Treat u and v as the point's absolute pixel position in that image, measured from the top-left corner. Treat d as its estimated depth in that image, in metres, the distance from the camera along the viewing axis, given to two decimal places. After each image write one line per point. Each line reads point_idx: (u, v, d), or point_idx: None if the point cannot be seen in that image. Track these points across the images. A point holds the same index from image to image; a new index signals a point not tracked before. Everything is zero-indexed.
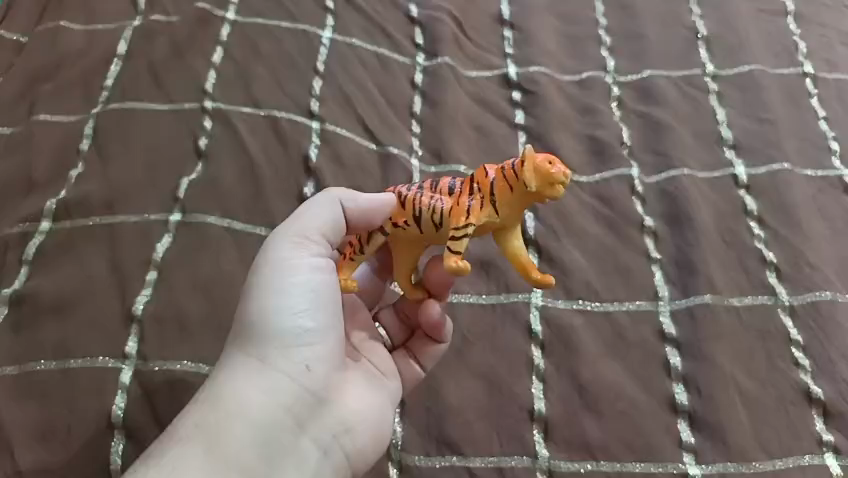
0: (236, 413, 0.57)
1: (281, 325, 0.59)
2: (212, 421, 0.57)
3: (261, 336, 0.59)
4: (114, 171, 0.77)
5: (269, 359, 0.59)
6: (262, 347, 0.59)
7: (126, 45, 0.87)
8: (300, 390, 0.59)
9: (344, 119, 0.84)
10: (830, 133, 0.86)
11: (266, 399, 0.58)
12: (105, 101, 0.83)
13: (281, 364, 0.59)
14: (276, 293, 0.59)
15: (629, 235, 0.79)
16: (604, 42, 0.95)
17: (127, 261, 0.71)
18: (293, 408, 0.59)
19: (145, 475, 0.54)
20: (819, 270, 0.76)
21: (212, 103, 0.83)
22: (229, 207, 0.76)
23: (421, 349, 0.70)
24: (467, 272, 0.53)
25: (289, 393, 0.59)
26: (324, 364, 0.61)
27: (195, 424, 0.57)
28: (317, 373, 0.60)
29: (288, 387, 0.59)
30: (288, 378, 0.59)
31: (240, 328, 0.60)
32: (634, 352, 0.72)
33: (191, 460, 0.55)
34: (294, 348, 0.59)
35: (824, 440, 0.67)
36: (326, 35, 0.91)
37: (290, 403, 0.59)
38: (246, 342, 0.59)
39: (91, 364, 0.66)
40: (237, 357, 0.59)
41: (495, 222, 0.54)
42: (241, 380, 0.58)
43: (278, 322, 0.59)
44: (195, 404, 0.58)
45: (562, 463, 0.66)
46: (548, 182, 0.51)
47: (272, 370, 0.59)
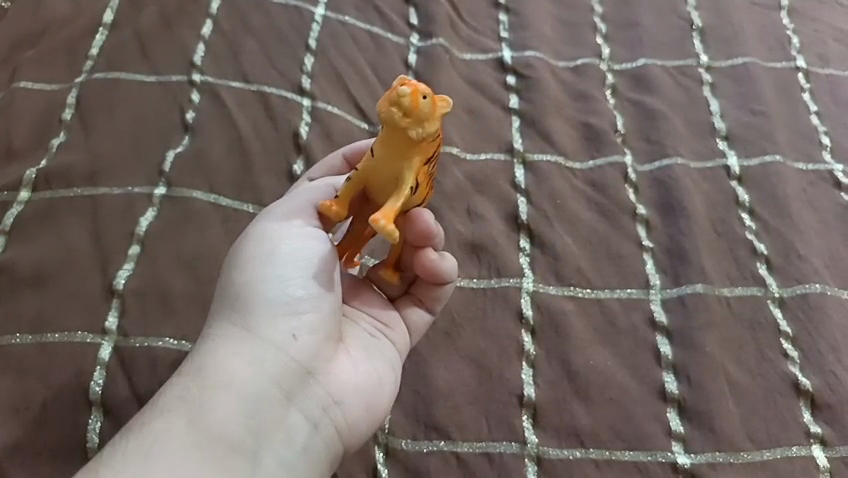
0: (223, 383, 0.56)
1: (269, 294, 0.59)
2: (197, 392, 0.55)
3: (249, 305, 0.58)
4: (98, 142, 0.75)
5: (257, 327, 0.58)
6: (250, 316, 0.58)
7: (113, 14, 0.85)
8: (291, 361, 0.58)
9: (335, 96, 0.83)
10: (821, 128, 0.86)
11: (254, 371, 0.57)
12: (90, 71, 0.80)
13: (269, 332, 0.58)
14: (263, 263, 0.59)
15: (622, 222, 0.78)
16: (599, 29, 0.95)
17: (110, 234, 0.69)
18: (283, 380, 0.57)
19: (126, 447, 0.52)
20: (809, 262, 0.76)
21: (200, 76, 0.81)
22: (216, 181, 0.74)
23: (429, 295, 0.67)
24: (330, 211, 0.56)
25: (277, 364, 0.57)
26: (314, 332, 0.59)
27: (178, 396, 0.55)
28: (305, 344, 0.59)
29: (279, 357, 0.58)
30: (277, 347, 0.58)
31: (228, 300, 0.59)
32: (625, 340, 0.71)
33: (174, 431, 0.53)
34: (282, 317, 0.59)
35: (812, 432, 0.67)
36: (319, 12, 0.89)
37: (278, 374, 0.57)
38: (233, 312, 0.59)
39: (69, 339, 0.63)
40: (225, 328, 0.58)
41: (372, 164, 0.54)
42: (228, 352, 0.57)
43: (265, 290, 0.59)
44: (178, 378, 0.57)
45: (551, 450, 0.65)
46: (389, 104, 0.50)
47: (261, 339, 0.58)
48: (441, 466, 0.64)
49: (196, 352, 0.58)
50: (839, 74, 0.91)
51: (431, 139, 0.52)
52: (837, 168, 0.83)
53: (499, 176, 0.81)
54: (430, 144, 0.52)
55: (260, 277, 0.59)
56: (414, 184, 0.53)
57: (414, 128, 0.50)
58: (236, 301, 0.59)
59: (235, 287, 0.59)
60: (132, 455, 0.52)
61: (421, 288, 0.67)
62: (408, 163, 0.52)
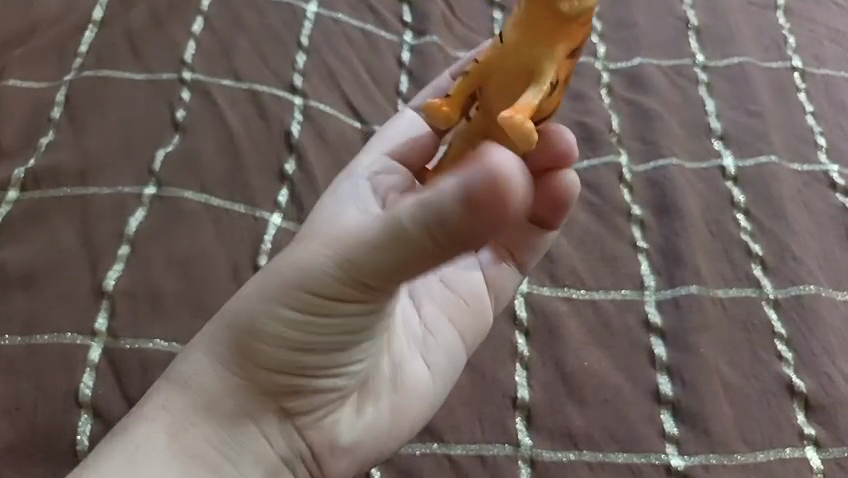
0: (207, 409, 0.53)
1: (266, 337, 0.52)
2: (182, 408, 0.53)
3: (247, 338, 0.52)
4: (87, 140, 0.74)
5: (252, 373, 0.53)
6: (244, 351, 0.53)
7: (103, 11, 0.84)
8: (279, 410, 0.55)
9: (329, 95, 0.82)
10: (816, 128, 0.86)
11: (240, 407, 0.54)
12: (80, 68, 0.79)
13: (263, 381, 0.53)
14: (278, 312, 0.52)
15: (616, 223, 0.78)
16: (594, 28, 0.94)
17: (99, 233, 0.68)
18: (266, 426, 0.54)
19: (112, 450, 0.52)
20: (804, 264, 0.75)
21: (191, 74, 0.80)
22: (207, 180, 0.73)
23: (526, 244, 0.69)
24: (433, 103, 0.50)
25: (262, 405, 0.54)
26: (317, 391, 0.55)
27: (162, 405, 0.53)
28: (296, 396, 0.55)
29: (268, 404, 0.54)
30: (266, 397, 0.54)
31: (234, 324, 0.53)
32: (619, 341, 0.71)
33: (153, 443, 0.52)
34: (276, 363, 0.53)
35: (805, 433, 0.67)
36: (312, 9, 0.88)
37: (260, 415, 0.54)
38: (231, 334, 0.53)
39: (58, 341, 0.62)
40: (219, 351, 0.54)
41: (502, 54, 0.48)
42: (218, 378, 0.53)
43: (283, 331, 0.52)
44: (167, 383, 0.54)
45: (545, 452, 0.65)
46: None
47: (253, 384, 0.54)
48: (434, 468, 0.63)
49: (186, 358, 0.55)
50: (835, 74, 0.91)
51: (580, 22, 0.46)
52: (832, 169, 0.83)
53: None
54: (577, 27, 0.47)
55: (275, 320, 0.52)
56: (554, 80, 0.46)
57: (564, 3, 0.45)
58: (241, 333, 0.53)
59: (246, 318, 0.52)
60: (111, 461, 0.51)
61: (517, 240, 0.68)
62: (551, 51, 0.46)
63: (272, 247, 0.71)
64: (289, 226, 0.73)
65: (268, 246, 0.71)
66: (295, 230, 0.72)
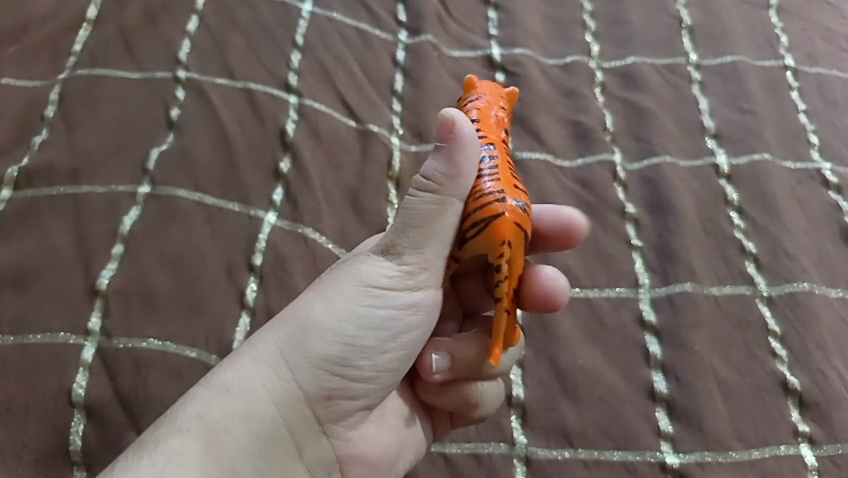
0: (246, 416, 0.54)
1: (330, 349, 0.55)
2: (218, 419, 0.53)
3: (306, 350, 0.55)
4: (80, 139, 0.73)
5: (301, 378, 0.55)
6: (298, 363, 0.55)
7: (97, 9, 0.84)
8: (314, 420, 0.57)
9: (323, 94, 0.82)
10: (809, 126, 0.86)
11: (279, 413, 0.55)
12: (73, 67, 0.79)
13: (310, 387, 0.55)
14: (347, 307, 0.56)
15: (610, 220, 0.78)
16: (588, 27, 0.94)
17: (93, 233, 0.68)
18: (300, 432, 0.56)
19: (136, 465, 0.50)
20: (797, 261, 0.76)
21: (185, 73, 0.80)
22: (201, 180, 0.73)
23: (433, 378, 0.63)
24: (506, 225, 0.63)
25: (302, 420, 0.56)
26: (353, 402, 0.58)
27: (197, 415, 0.53)
28: (337, 409, 0.57)
29: (309, 412, 0.56)
30: (308, 405, 0.56)
31: (293, 326, 0.56)
32: (613, 339, 0.71)
33: (186, 456, 0.51)
34: (333, 378, 0.56)
35: (800, 430, 0.67)
36: (306, 8, 0.88)
37: (296, 428, 0.56)
38: (285, 345, 0.55)
39: (51, 340, 0.62)
40: (269, 354, 0.55)
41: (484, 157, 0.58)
42: (263, 383, 0.54)
43: (350, 325, 0.56)
44: (202, 390, 0.54)
45: (540, 450, 0.65)
46: None
47: (299, 391, 0.55)
48: (428, 468, 0.64)
49: (227, 366, 0.55)
50: (827, 73, 0.91)
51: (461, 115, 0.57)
52: (825, 167, 0.83)
53: None
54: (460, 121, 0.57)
55: (341, 319, 0.56)
56: None
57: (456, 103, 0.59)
58: (301, 334, 0.55)
59: (308, 319, 0.56)
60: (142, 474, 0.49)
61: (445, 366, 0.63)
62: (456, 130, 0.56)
63: (267, 245, 0.71)
64: (285, 225, 0.72)
65: (263, 245, 0.71)
66: (290, 228, 0.72)
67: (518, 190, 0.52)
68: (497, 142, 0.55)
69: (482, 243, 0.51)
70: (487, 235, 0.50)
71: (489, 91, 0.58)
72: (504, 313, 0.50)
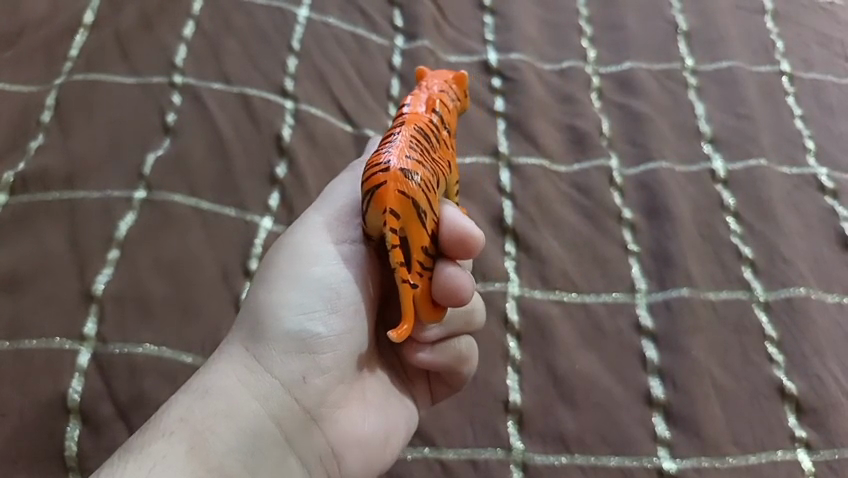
0: (227, 412, 0.56)
1: (290, 326, 0.58)
2: (201, 419, 0.55)
3: (264, 330, 0.58)
4: (76, 143, 0.73)
5: (266, 358, 0.58)
6: (261, 344, 0.58)
7: (93, 14, 0.84)
8: (294, 402, 0.57)
9: (320, 99, 0.82)
10: (805, 132, 0.86)
11: (260, 404, 0.57)
12: (69, 72, 0.79)
13: (279, 367, 0.58)
14: (293, 285, 0.60)
15: (607, 225, 0.78)
16: (585, 32, 0.94)
17: (89, 237, 0.68)
18: (286, 423, 0.57)
19: (123, 470, 0.52)
20: (794, 266, 0.76)
21: (181, 78, 0.80)
22: (196, 185, 0.73)
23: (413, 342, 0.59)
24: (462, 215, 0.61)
25: (280, 403, 0.57)
26: (328, 379, 0.58)
27: (179, 419, 0.55)
28: (315, 388, 0.58)
29: (286, 391, 0.57)
30: (285, 389, 0.57)
31: (248, 318, 0.60)
32: (610, 344, 0.71)
33: (172, 458, 0.52)
34: (299, 354, 0.58)
35: (797, 436, 0.66)
36: (302, 13, 0.88)
37: (279, 414, 0.57)
38: (248, 331, 0.59)
39: (46, 345, 0.62)
40: (237, 349, 0.59)
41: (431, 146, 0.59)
42: (237, 376, 0.57)
43: (300, 298, 0.59)
44: (183, 395, 0.57)
45: (537, 456, 0.64)
46: None
47: (270, 373, 0.58)
48: (425, 472, 0.63)
49: (205, 373, 0.58)
50: (823, 78, 0.91)
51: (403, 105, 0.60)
52: (821, 172, 0.83)
53: (484, 179, 0.80)
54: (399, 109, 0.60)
55: (292, 298, 0.59)
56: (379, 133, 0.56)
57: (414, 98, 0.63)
58: (257, 320, 0.59)
59: (262, 306, 0.60)
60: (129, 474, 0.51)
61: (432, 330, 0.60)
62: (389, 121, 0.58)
63: (262, 250, 0.70)
64: (281, 230, 0.72)
65: (259, 250, 0.70)
66: (286, 233, 0.72)
67: (419, 163, 0.51)
68: (417, 122, 0.55)
69: (373, 218, 0.49)
70: (376, 211, 0.48)
71: (436, 79, 0.62)
72: (404, 284, 0.48)
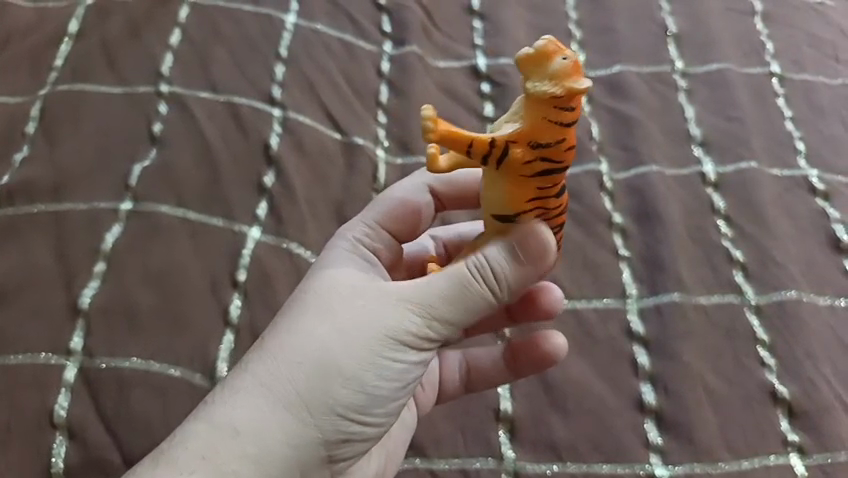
0: (262, 464, 0.51)
1: (355, 394, 0.53)
2: (230, 463, 0.50)
3: (328, 390, 0.52)
4: (62, 155, 0.73)
5: (321, 419, 0.53)
6: (320, 403, 0.52)
7: (78, 24, 0.83)
8: (326, 461, 0.54)
9: (308, 106, 0.82)
10: (795, 133, 0.86)
11: (291, 459, 0.52)
12: (54, 82, 0.78)
13: (330, 432, 0.53)
14: (371, 348, 0.53)
15: (598, 231, 0.78)
16: (574, 35, 0.94)
17: (75, 250, 0.67)
18: (310, 476, 0.54)
19: None
20: (785, 269, 0.75)
21: (168, 87, 0.79)
22: (184, 195, 0.72)
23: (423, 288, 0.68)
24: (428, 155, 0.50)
25: (313, 461, 0.53)
26: (360, 445, 0.56)
27: (203, 457, 0.51)
28: (349, 451, 0.55)
29: (320, 453, 0.53)
30: (324, 450, 0.54)
31: (312, 363, 0.53)
32: (601, 351, 0.70)
33: None
34: (350, 422, 0.54)
35: (789, 440, 0.66)
36: (290, 20, 0.88)
37: (307, 469, 0.53)
38: (308, 382, 0.52)
39: (32, 360, 0.61)
40: (289, 394, 0.52)
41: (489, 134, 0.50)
42: (282, 425, 0.52)
43: (368, 371, 0.53)
44: (212, 428, 0.52)
45: (528, 464, 0.64)
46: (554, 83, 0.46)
47: (315, 433, 0.53)
48: None
49: (243, 404, 0.52)
50: (813, 79, 0.91)
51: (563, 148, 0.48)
52: (812, 173, 0.83)
53: None
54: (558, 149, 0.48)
55: (362, 365, 0.53)
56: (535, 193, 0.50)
57: (548, 112, 0.47)
58: (324, 374, 0.52)
59: (329, 359, 0.53)
60: None
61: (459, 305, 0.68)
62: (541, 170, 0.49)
63: (251, 260, 0.70)
64: (269, 240, 0.72)
65: (246, 260, 0.70)
66: (274, 242, 0.72)
67: None
68: None
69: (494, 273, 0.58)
70: None
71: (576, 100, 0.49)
72: None
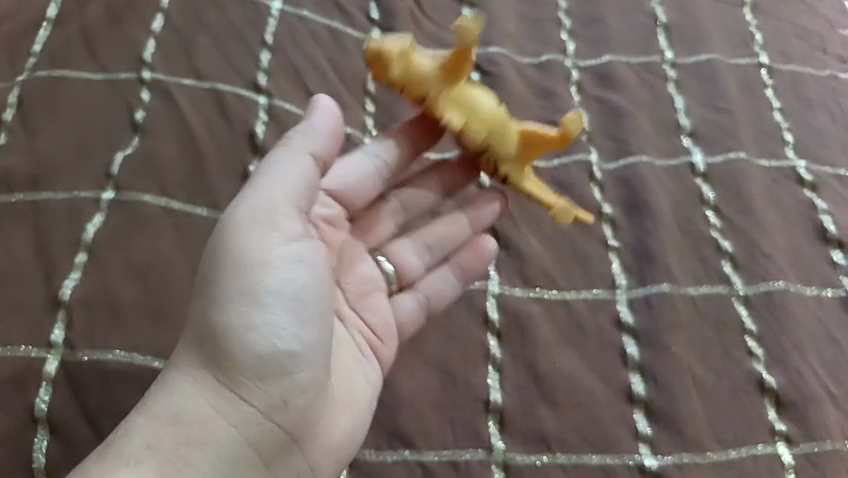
0: (207, 443, 0.55)
1: (258, 340, 0.56)
2: (174, 448, 0.53)
3: (232, 350, 0.56)
4: (41, 143, 0.71)
5: (239, 382, 0.56)
6: (228, 362, 0.56)
7: (57, 9, 0.81)
8: (275, 429, 0.57)
9: (295, 96, 0.80)
10: (783, 124, 0.86)
11: (232, 431, 0.56)
12: (32, 69, 0.76)
13: (252, 391, 0.56)
14: (255, 290, 0.57)
15: (587, 222, 0.77)
16: (563, 24, 0.93)
17: (55, 241, 0.66)
18: (264, 447, 0.57)
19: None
20: (773, 260, 0.76)
21: (150, 74, 0.77)
22: (167, 185, 0.71)
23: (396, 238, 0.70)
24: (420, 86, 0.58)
25: (258, 430, 0.56)
26: (304, 394, 0.58)
27: (147, 446, 0.53)
28: (293, 408, 0.57)
29: (257, 418, 0.56)
30: (260, 413, 0.57)
31: (208, 331, 0.57)
32: (591, 342, 0.70)
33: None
34: (270, 372, 0.57)
35: (777, 430, 0.67)
36: (276, 6, 0.86)
37: (256, 440, 0.56)
38: (211, 351, 0.56)
39: (12, 354, 0.60)
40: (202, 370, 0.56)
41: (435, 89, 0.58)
42: (205, 402, 0.56)
43: (251, 300, 0.57)
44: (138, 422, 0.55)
45: (517, 456, 0.64)
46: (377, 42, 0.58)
47: (245, 403, 0.56)
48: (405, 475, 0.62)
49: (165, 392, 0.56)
50: (801, 70, 0.91)
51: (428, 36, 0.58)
52: (799, 164, 0.83)
53: None
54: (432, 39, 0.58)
55: (247, 311, 0.57)
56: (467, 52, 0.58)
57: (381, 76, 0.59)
58: (220, 336, 0.56)
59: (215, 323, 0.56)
60: None
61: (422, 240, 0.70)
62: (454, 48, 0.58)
63: None
64: None
65: None
66: None
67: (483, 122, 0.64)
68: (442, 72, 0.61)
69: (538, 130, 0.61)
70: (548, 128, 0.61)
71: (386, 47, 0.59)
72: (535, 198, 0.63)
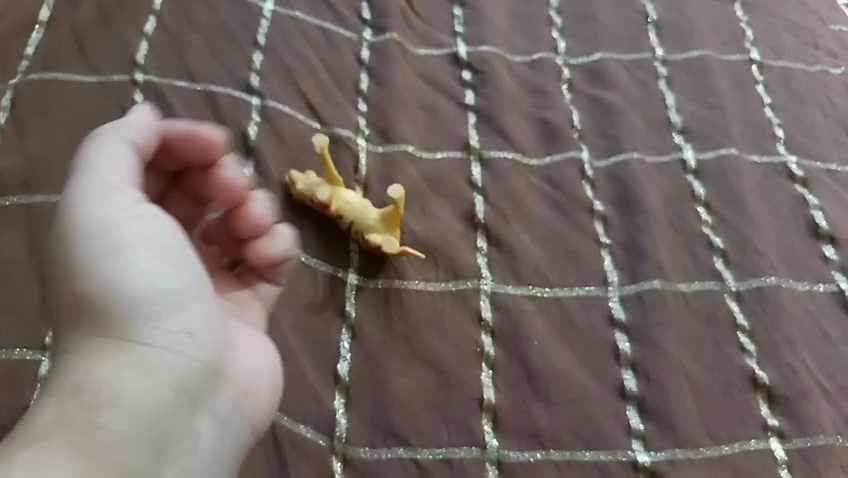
0: (121, 402, 0.49)
1: (121, 289, 0.51)
2: (77, 423, 0.47)
3: (100, 310, 0.51)
4: (33, 145, 0.71)
5: (124, 339, 0.51)
6: (107, 323, 0.51)
7: (49, 11, 0.81)
8: (189, 364, 0.53)
9: (287, 96, 0.80)
10: (774, 120, 0.86)
11: (136, 388, 0.50)
12: (24, 71, 0.76)
13: (144, 338, 0.51)
14: (105, 241, 0.52)
15: (579, 220, 0.78)
16: (555, 22, 0.94)
17: None
18: (185, 387, 0.52)
19: None
20: (764, 255, 0.76)
21: (143, 76, 0.77)
22: None
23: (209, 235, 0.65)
24: None
25: (173, 371, 0.52)
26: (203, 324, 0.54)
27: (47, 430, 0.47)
28: (198, 339, 0.54)
29: (166, 360, 0.52)
30: (161, 357, 0.51)
31: (71, 304, 0.51)
32: (584, 339, 0.71)
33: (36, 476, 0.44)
34: (149, 315, 0.52)
35: (769, 425, 0.67)
36: (267, 7, 0.86)
37: (175, 383, 0.52)
38: (84, 319, 0.51)
39: (6, 357, 0.60)
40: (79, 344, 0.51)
41: None
42: (97, 375, 0.49)
43: (100, 247, 0.52)
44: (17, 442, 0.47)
45: (511, 453, 0.64)
46: None
47: (144, 352, 0.51)
48: (399, 473, 0.63)
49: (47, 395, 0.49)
50: (792, 66, 0.91)
51: None
52: (790, 160, 0.83)
53: (456, 175, 0.79)
54: None
55: (98, 266, 0.51)
56: None
57: None
58: (83, 305, 0.51)
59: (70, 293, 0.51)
60: None
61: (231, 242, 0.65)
62: None
63: None
64: None
65: None
66: None
67: None
68: None
69: None
70: None
71: None
72: None
